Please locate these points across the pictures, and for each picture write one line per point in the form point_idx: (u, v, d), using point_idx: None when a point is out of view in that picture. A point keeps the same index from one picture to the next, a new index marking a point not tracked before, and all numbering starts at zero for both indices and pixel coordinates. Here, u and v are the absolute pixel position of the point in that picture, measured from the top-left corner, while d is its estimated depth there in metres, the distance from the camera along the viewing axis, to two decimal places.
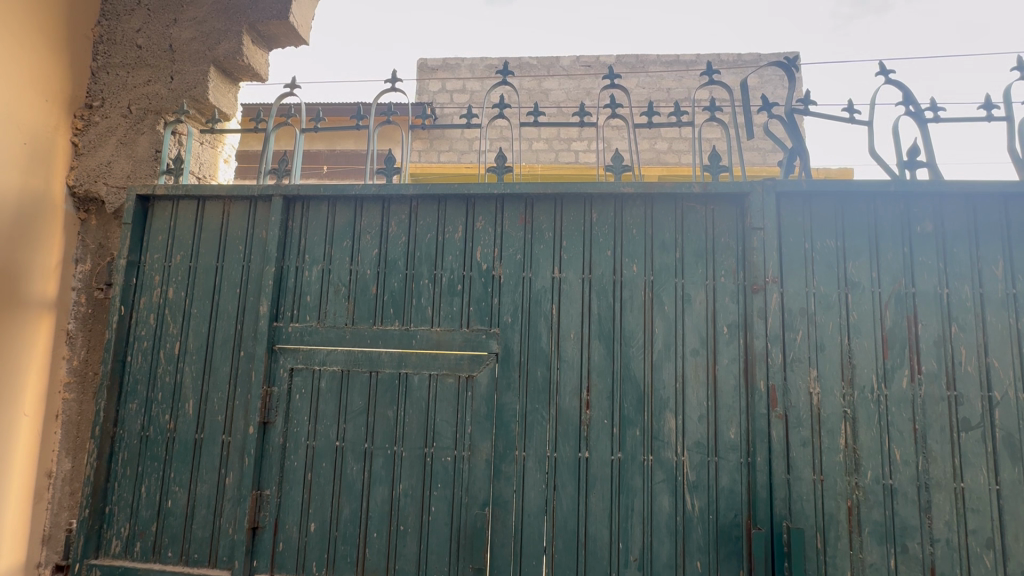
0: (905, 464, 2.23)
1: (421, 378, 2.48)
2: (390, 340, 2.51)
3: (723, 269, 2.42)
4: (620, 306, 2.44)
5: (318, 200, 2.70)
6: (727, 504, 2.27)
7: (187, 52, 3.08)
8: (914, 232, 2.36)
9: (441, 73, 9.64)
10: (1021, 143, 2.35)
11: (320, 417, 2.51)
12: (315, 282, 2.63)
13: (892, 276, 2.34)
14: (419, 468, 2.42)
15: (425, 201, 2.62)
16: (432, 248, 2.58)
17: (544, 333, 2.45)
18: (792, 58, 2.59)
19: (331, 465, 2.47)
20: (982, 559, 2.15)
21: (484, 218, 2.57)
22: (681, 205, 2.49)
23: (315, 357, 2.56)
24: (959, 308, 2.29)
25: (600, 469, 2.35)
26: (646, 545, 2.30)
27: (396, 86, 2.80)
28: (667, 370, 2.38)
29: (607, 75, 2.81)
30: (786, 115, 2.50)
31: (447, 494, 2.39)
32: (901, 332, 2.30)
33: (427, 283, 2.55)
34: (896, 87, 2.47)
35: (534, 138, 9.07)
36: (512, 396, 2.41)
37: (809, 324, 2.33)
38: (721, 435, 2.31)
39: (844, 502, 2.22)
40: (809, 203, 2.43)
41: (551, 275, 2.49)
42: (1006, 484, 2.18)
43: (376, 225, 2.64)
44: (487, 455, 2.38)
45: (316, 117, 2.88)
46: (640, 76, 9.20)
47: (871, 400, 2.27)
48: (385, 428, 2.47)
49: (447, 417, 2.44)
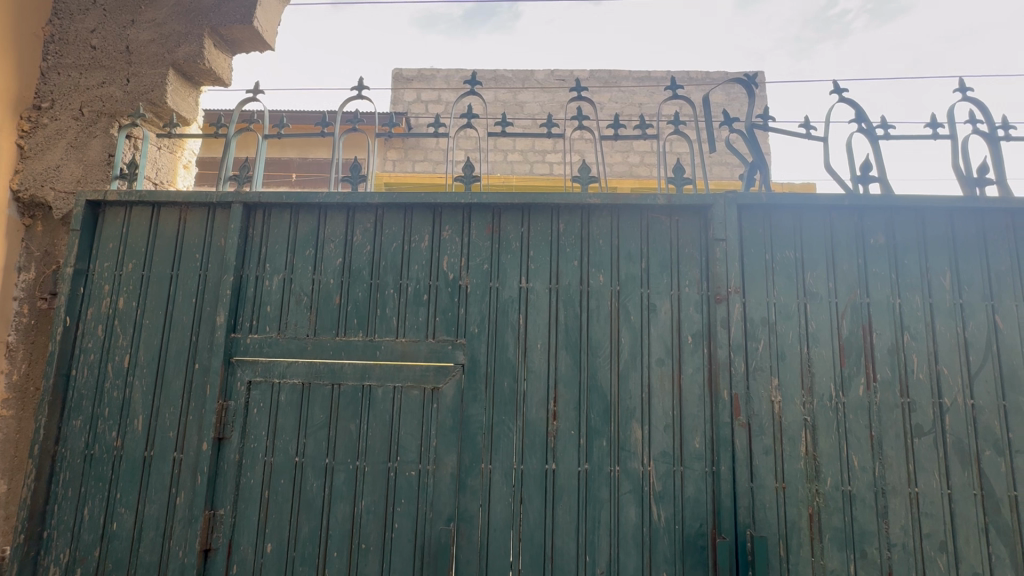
0: (863, 470, 2.28)
1: (385, 391, 2.41)
2: (353, 352, 2.45)
3: (688, 279, 2.45)
4: (586, 316, 2.44)
5: (279, 208, 2.63)
6: (693, 513, 2.28)
7: (145, 55, 2.98)
8: (867, 244, 2.45)
9: (417, 84, 9.65)
10: (965, 160, 2.47)
11: (278, 432, 2.42)
12: (275, 291, 2.55)
13: (848, 286, 2.41)
14: (382, 484, 2.35)
15: (390, 210, 2.58)
16: (398, 257, 2.54)
17: (510, 343, 2.43)
18: (753, 74, 2.66)
19: (290, 482, 2.38)
20: (936, 562, 2.21)
21: (451, 228, 2.55)
22: (646, 215, 2.52)
23: (274, 369, 2.47)
24: (911, 317, 2.38)
25: (567, 480, 2.33)
26: (613, 557, 2.28)
27: (362, 93, 2.76)
28: (634, 380, 2.38)
29: (575, 86, 2.80)
30: (747, 130, 2.56)
31: (411, 510, 2.33)
32: (857, 341, 2.37)
33: (392, 293, 2.50)
34: (849, 105, 2.58)
35: (509, 150, 9.16)
36: (477, 408, 2.37)
37: (770, 333, 2.38)
38: (686, 444, 2.32)
39: (806, 509, 2.26)
40: (768, 216, 2.49)
41: (518, 285, 2.47)
42: (956, 488, 2.25)
43: (340, 233, 2.58)
44: (452, 469, 2.34)
45: (279, 123, 2.78)
46: (613, 90, 9.41)
47: (830, 408, 2.32)
48: (347, 442, 2.39)
49: (412, 430, 2.38)
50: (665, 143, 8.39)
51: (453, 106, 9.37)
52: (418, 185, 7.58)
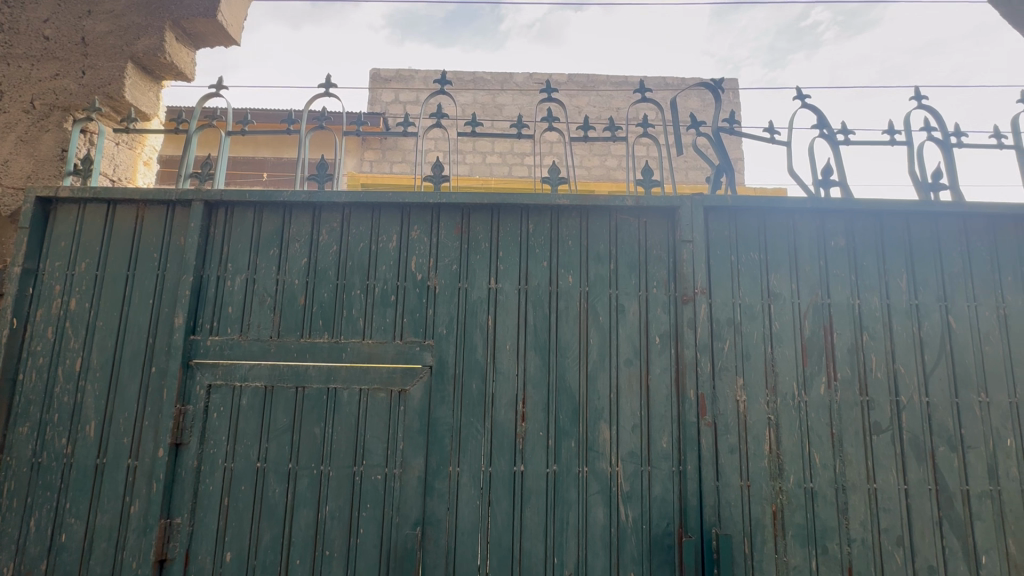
0: (824, 467, 2.33)
1: (350, 393, 2.37)
2: (318, 354, 2.40)
3: (655, 280, 2.47)
4: (555, 317, 2.44)
5: (243, 206, 2.56)
6: (660, 513, 2.29)
7: (102, 47, 2.87)
8: (828, 246, 2.51)
9: (395, 84, 9.58)
10: (921, 165, 2.56)
11: (239, 437, 2.35)
12: (237, 292, 2.48)
13: (810, 287, 2.47)
14: (347, 489, 2.30)
15: (358, 209, 2.54)
16: (365, 257, 2.50)
17: (479, 344, 2.41)
18: (719, 80, 2.71)
19: (251, 488, 2.31)
20: (894, 556, 2.27)
21: (419, 228, 2.52)
22: (615, 217, 2.53)
23: (236, 372, 2.40)
24: (870, 318, 2.44)
25: (535, 482, 2.31)
26: (581, 558, 2.27)
27: (330, 91, 2.72)
28: (602, 380, 2.39)
29: (545, 88, 2.78)
30: (713, 134, 2.60)
31: (377, 515, 2.28)
32: (818, 341, 2.42)
33: (359, 294, 2.46)
34: (811, 111, 2.64)
35: (488, 152, 9.18)
36: (445, 410, 2.35)
37: (735, 333, 2.41)
38: (653, 444, 2.34)
39: (769, 507, 2.29)
40: (734, 218, 2.53)
41: (487, 286, 2.46)
42: (912, 484, 2.32)
43: (306, 233, 2.53)
44: (420, 472, 2.30)
45: (244, 119, 2.70)
46: (591, 94, 9.51)
47: (793, 407, 2.37)
48: (311, 447, 2.34)
49: (378, 433, 2.34)
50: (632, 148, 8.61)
51: (424, 106, 9.39)
52: (394, 185, 7.53)
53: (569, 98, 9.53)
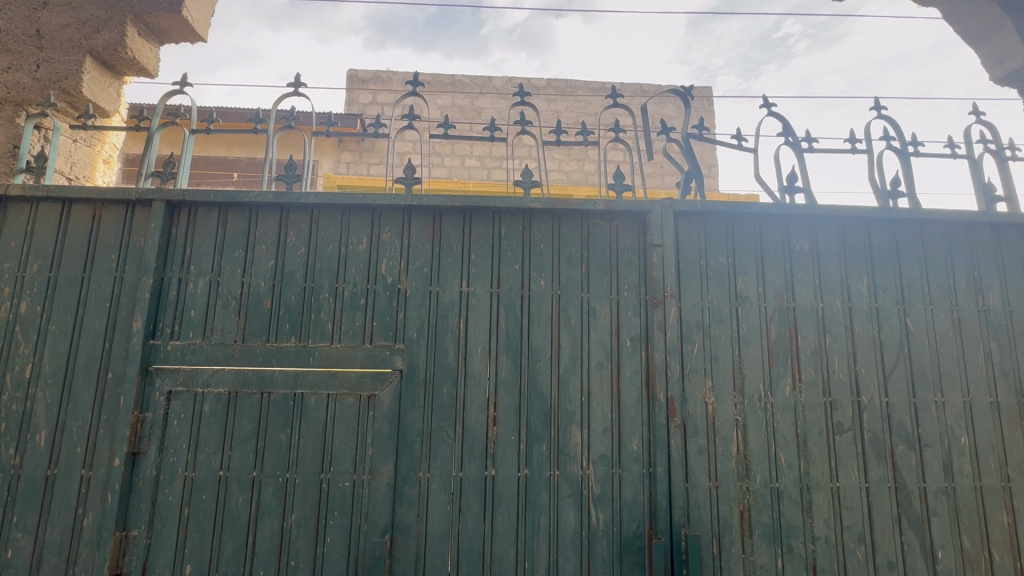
0: (790, 467, 2.38)
1: (318, 399, 2.32)
2: (284, 358, 2.34)
3: (627, 284, 2.49)
4: (527, 320, 2.43)
5: (206, 207, 2.49)
6: (630, 515, 2.30)
7: (58, 40, 2.77)
8: (793, 250, 2.57)
9: (373, 85, 9.51)
10: (880, 173, 2.64)
11: (201, 444, 2.27)
12: (200, 295, 2.40)
13: (776, 291, 2.52)
14: (314, 496, 2.25)
15: (327, 210, 2.50)
16: (334, 260, 2.45)
17: (450, 348, 2.39)
18: (688, 87, 2.76)
19: (213, 497, 2.24)
20: (855, 553, 2.33)
21: (390, 230, 2.49)
22: (587, 220, 2.55)
23: (198, 378, 2.32)
24: (832, 321, 2.51)
25: (506, 486, 2.30)
26: (552, 562, 2.26)
27: (299, 90, 2.67)
28: (573, 384, 2.39)
29: (518, 92, 2.77)
30: (683, 140, 2.64)
31: (345, 522, 2.24)
32: (784, 343, 2.48)
33: (328, 296, 2.41)
34: (777, 119, 2.71)
35: (467, 155, 9.19)
36: (415, 414, 2.32)
37: (703, 336, 2.45)
38: (624, 446, 2.35)
39: (737, 507, 2.32)
40: (703, 222, 2.57)
41: (458, 289, 2.44)
42: (873, 482, 2.39)
43: (273, 234, 2.47)
44: (389, 478, 2.27)
45: (209, 118, 2.63)
46: (569, 100, 9.61)
47: (760, 409, 2.41)
48: (277, 454, 2.27)
49: (346, 439, 2.29)
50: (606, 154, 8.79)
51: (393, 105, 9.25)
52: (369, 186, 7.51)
53: (548, 103, 9.61)
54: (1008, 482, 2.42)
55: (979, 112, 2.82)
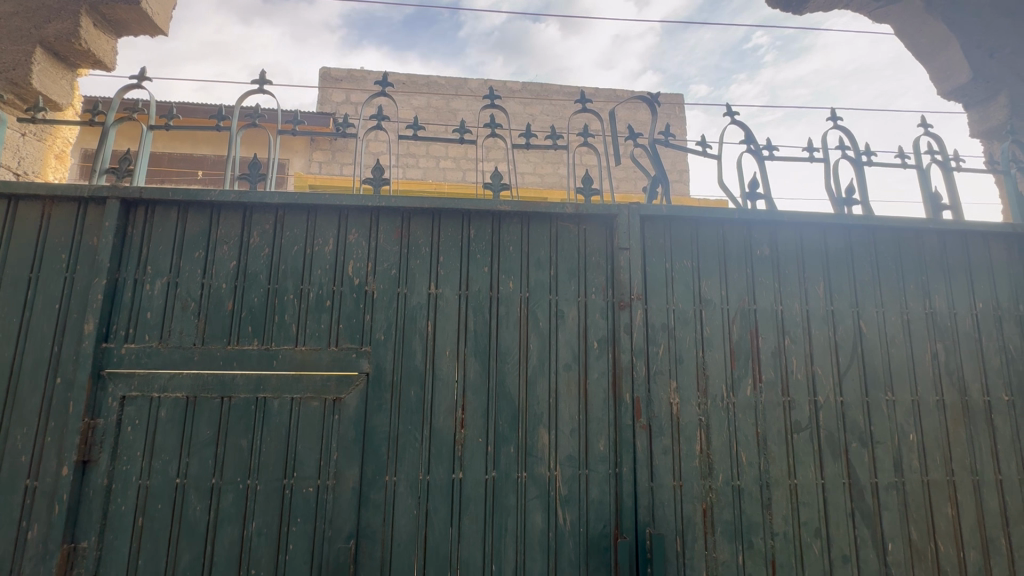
0: (750, 465, 2.45)
1: (281, 403, 2.27)
2: (246, 362, 2.28)
3: (594, 286, 2.52)
4: (495, 322, 2.44)
5: (165, 205, 2.41)
6: (597, 515, 2.32)
7: (6, 28, 2.64)
8: (755, 255, 2.65)
9: (346, 84, 9.40)
10: (836, 181, 2.75)
11: (156, 452, 2.19)
12: (158, 297, 2.32)
13: (738, 294, 2.60)
14: (276, 503, 2.20)
15: (292, 210, 2.45)
16: (300, 261, 2.41)
17: (418, 350, 2.37)
18: (655, 94, 2.82)
19: (169, 506, 2.16)
20: (812, 547, 2.42)
21: (357, 231, 2.46)
22: (556, 223, 2.57)
23: (154, 383, 2.24)
24: (791, 323, 2.60)
25: (474, 489, 2.30)
26: (519, 564, 2.27)
27: (264, 88, 2.61)
28: (542, 385, 2.40)
29: (488, 94, 2.76)
30: (650, 146, 2.69)
31: (308, 528, 2.19)
32: (745, 345, 2.55)
33: (292, 298, 2.37)
34: (740, 127, 2.80)
35: (442, 156, 9.16)
36: (382, 417, 2.30)
37: (669, 338, 2.50)
38: (591, 447, 2.37)
39: (700, 504, 2.38)
40: (669, 227, 2.63)
41: (426, 291, 2.43)
42: (829, 478, 2.48)
43: (235, 235, 2.41)
44: (354, 483, 2.23)
45: (169, 114, 2.54)
46: (544, 104, 9.72)
47: (722, 408, 2.48)
48: (237, 459, 2.21)
49: (310, 444, 2.25)
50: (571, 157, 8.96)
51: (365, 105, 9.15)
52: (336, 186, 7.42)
53: (523, 107, 9.68)
54: (953, 476, 2.55)
55: (927, 124, 2.98)
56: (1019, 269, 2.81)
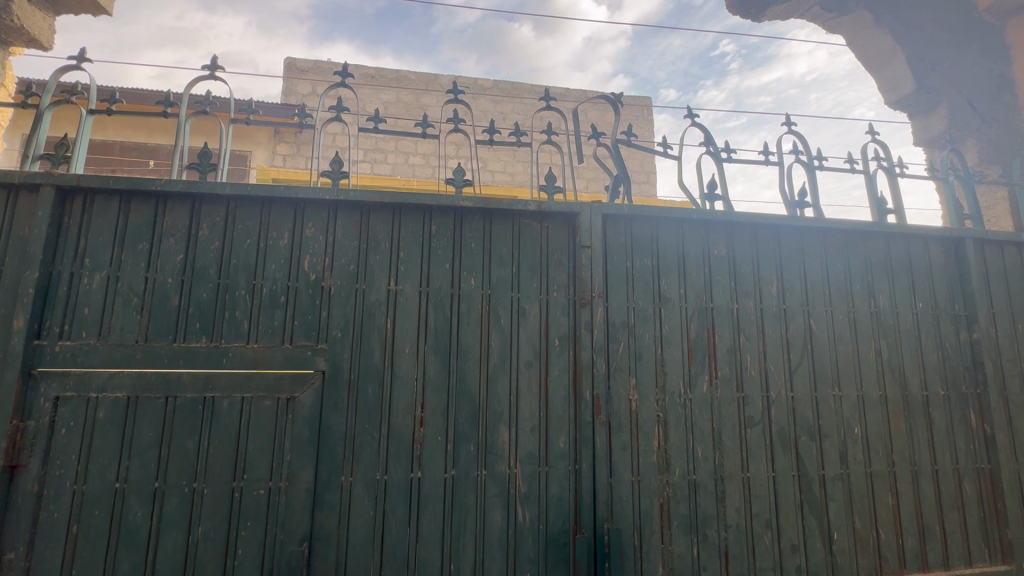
0: (706, 459, 2.51)
1: (231, 402, 2.18)
2: (193, 360, 2.18)
3: (556, 284, 2.52)
4: (456, 319, 2.41)
5: (107, 194, 2.28)
6: (556, 512, 2.33)
7: None
8: (712, 254, 2.72)
9: (312, 75, 9.16)
10: (789, 184, 2.85)
11: (94, 455, 2.07)
12: (97, 291, 2.19)
13: (696, 292, 2.66)
14: (224, 507, 2.11)
15: (245, 203, 2.36)
16: (252, 256, 2.32)
17: (377, 348, 2.33)
18: (618, 94, 2.85)
19: (107, 513, 2.05)
20: (763, 538, 2.50)
21: (314, 226, 2.39)
22: (518, 220, 2.56)
23: (92, 382, 2.11)
24: (746, 321, 2.68)
25: (432, 488, 2.27)
26: (477, 563, 2.25)
27: (215, 74, 2.49)
28: (502, 383, 2.39)
29: (451, 89, 2.72)
30: (612, 145, 2.71)
31: (259, 532, 2.12)
32: (702, 342, 2.61)
33: (244, 294, 2.28)
34: (700, 129, 2.86)
35: (411, 152, 9.04)
36: (338, 416, 2.24)
37: (629, 335, 2.53)
38: (551, 444, 2.38)
39: (657, 499, 2.42)
40: (630, 225, 2.66)
41: (386, 288, 2.38)
42: (780, 471, 2.56)
43: (183, 227, 2.30)
44: (308, 484, 2.17)
45: (111, 98, 2.40)
46: (515, 102, 9.73)
47: (679, 404, 2.53)
48: (182, 462, 2.12)
49: (261, 445, 2.17)
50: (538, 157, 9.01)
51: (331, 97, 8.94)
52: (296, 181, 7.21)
53: (494, 104, 9.66)
54: (893, 467, 2.68)
55: (874, 132, 3.11)
56: (954, 270, 2.98)
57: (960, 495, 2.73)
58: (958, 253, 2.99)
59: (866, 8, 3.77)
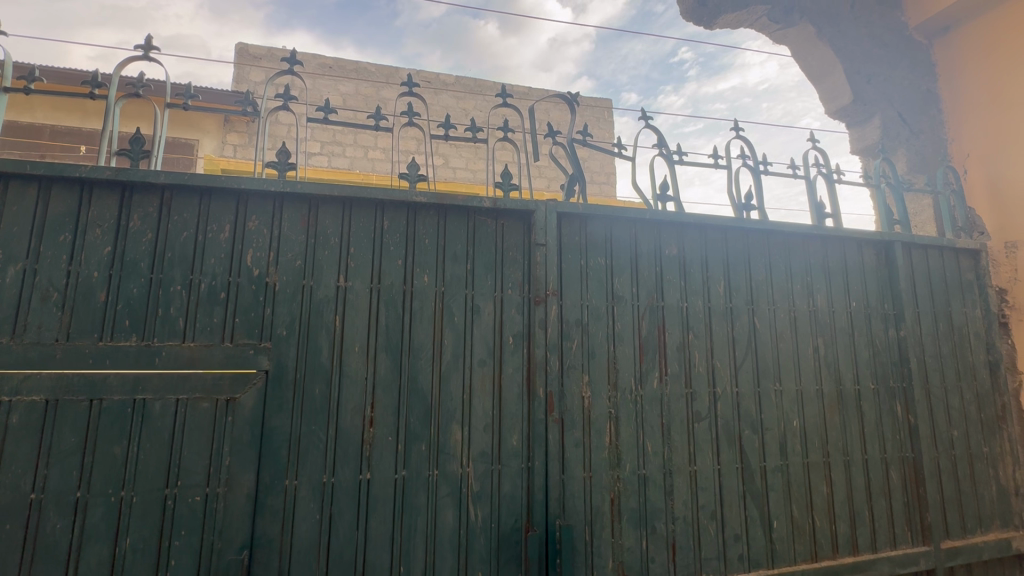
0: (655, 454, 2.57)
1: (164, 405, 2.05)
2: (122, 360, 2.03)
3: (511, 282, 2.52)
4: (408, 317, 2.36)
5: (23, 180, 2.09)
6: (509, 510, 2.33)
7: None
8: (663, 254, 2.78)
9: (265, 63, 8.80)
10: (736, 187, 2.95)
11: (5, 464, 1.90)
12: (11, 285, 2.01)
13: (648, 291, 2.71)
14: (156, 516, 1.99)
15: (181, 193, 2.22)
16: (189, 249, 2.19)
17: (324, 346, 2.25)
18: (574, 94, 2.86)
19: (21, 526, 1.88)
20: (709, 529, 2.58)
21: (258, 219, 2.28)
22: (473, 217, 2.53)
23: (4, 385, 1.93)
24: (694, 319, 2.76)
25: (382, 489, 2.22)
26: (428, 564, 2.22)
27: (150, 56, 2.34)
28: (455, 381, 2.37)
29: (406, 81, 2.66)
30: (568, 144, 2.72)
31: (194, 541, 2.00)
32: (653, 340, 2.67)
33: (180, 290, 2.15)
34: (653, 132, 2.92)
35: (370, 146, 8.84)
36: (282, 418, 2.15)
37: (582, 333, 2.56)
38: (504, 442, 2.37)
39: (608, 494, 2.46)
40: (585, 224, 2.68)
41: (335, 284, 2.31)
42: (724, 463, 2.66)
43: (111, 217, 2.14)
44: (249, 489, 2.07)
45: (29, 76, 2.20)
46: (478, 99, 9.67)
47: (630, 400, 2.57)
48: (109, 469, 1.98)
49: (198, 449, 2.05)
50: (500, 155, 9.00)
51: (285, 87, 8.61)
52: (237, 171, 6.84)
53: (456, 100, 9.56)
54: (828, 457, 2.83)
55: (815, 139, 3.27)
56: (885, 272, 3.18)
57: (887, 482, 2.92)
58: (888, 256, 3.19)
59: (809, 22, 3.95)
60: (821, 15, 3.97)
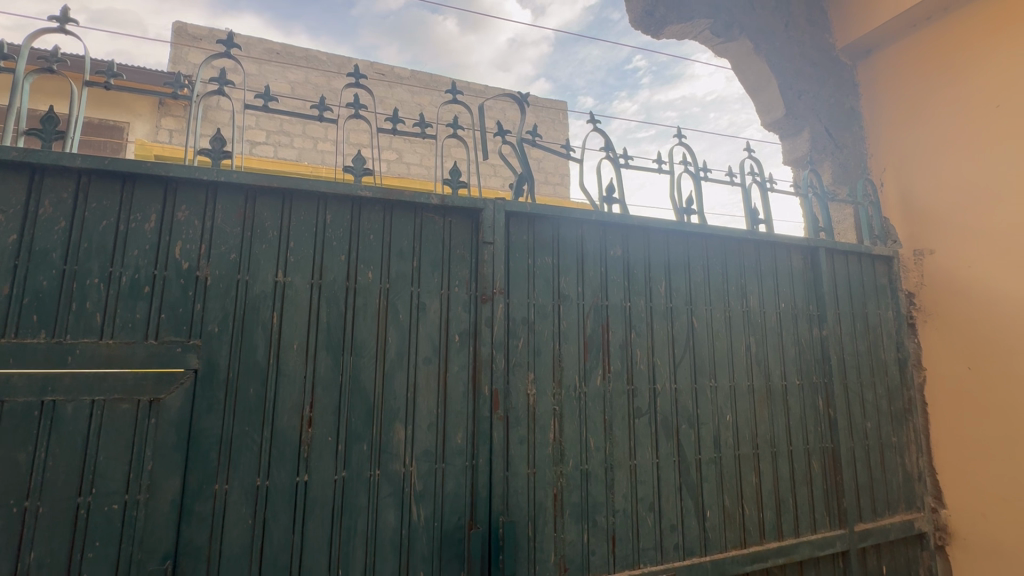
0: (597, 449, 2.63)
1: (77, 407, 1.89)
2: (28, 359, 1.86)
3: (458, 280, 2.51)
4: (351, 314, 2.30)
5: None
6: (452, 508, 2.32)
7: None
8: (608, 254, 2.86)
9: (206, 44, 8.31)
10: (678, 192, 3.08)
11: None
12: None
13: (593, 291, 2.78)
14: (66, 527, 1.84)
15: (101, 178, 2.07)
16: (110, 239, 2.04)
17: (260, 344, 2.16)
18: (525, 94, 2.89)
19: None
20: (647, 520, 2.68)
21: (188, 209, 2.16)
22: (420, 214, 2.51)
23: None
24: (636, 318, 2.85)
25: (320, 491, 2.15)
26: (368, 566, 2.18)
27: (67, 30, 2.15)
28: (399, 379, 2.33)
29: (353, 72, 2.58)
30: (518, 144, 2.73)
31: (111, 553, 1.87)
32: (597, 338, 2.74)
33: (98, 283, 2.00)
34: (600, 135, 2.99)
35: (320, 138, 8.54)
36: (213, 419, 2.04)
37: (528, 331, 2.58)
38: (448, 441, 2.36)
39: (551, 490, 2.50)
40: (533, 224, 2.70)
41: (272, 279, 2.22)
42: (662, 457, 2.76)
43: (18, 202, 1.96)
44: (174, 495, 1.95)
45: None
46: (433, 94, 9.56)
47: (574, 397, 2.63)
48: (11, 478, 1.81)
49: (116, 454, 1.91)
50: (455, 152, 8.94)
51: None
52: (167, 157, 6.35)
53: (411, 95, 9.41)
54: (758, 450, 3.01)
55: (751, 149, 3.45)
56: (810, 275, 3.41)
57: (809, 472, 3.13)
58: (813, 261, 3.42)
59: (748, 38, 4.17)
60: (758, 33, 4.20)
